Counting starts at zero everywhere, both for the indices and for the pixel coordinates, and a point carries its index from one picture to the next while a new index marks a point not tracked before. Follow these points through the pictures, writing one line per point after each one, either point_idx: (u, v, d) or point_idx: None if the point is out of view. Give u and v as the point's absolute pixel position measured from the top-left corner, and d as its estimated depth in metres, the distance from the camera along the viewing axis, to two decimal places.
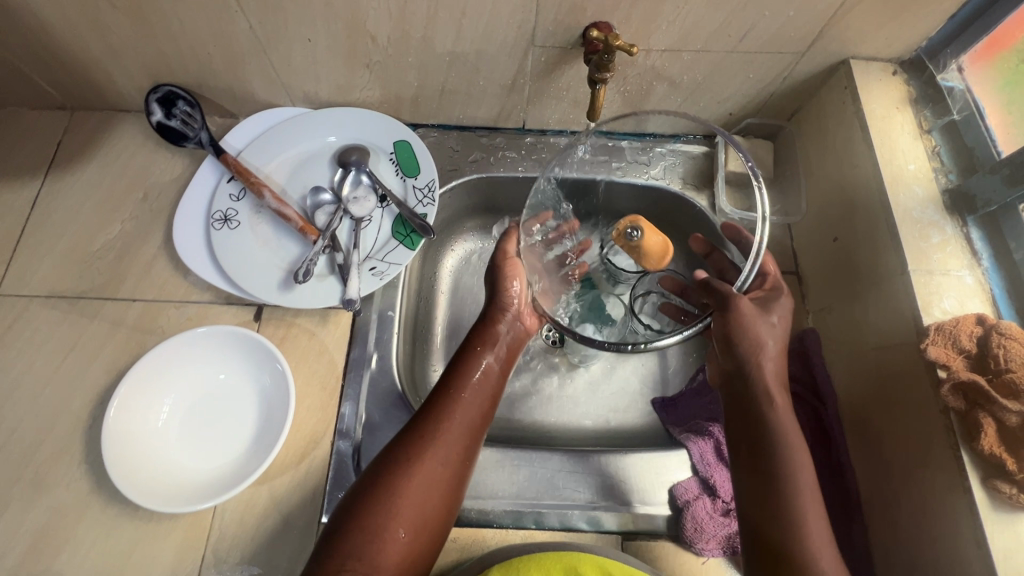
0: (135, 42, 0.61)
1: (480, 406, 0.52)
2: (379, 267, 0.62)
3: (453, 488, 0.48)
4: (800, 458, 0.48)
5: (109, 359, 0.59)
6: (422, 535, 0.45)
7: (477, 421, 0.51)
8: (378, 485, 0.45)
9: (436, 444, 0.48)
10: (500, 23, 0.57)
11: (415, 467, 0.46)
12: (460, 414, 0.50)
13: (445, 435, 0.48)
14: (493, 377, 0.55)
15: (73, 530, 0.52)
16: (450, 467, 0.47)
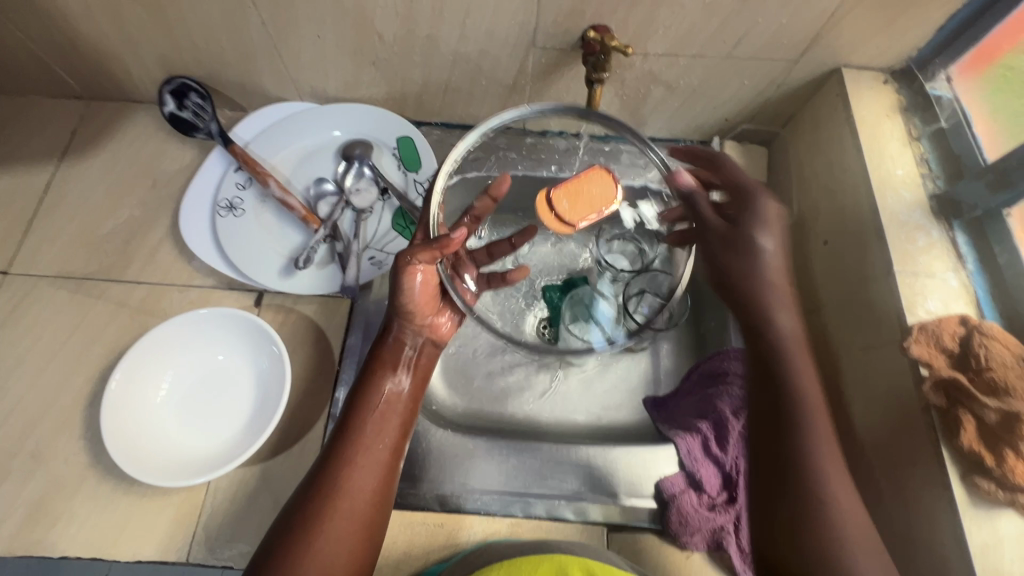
0: (152, 34, 0.63)
1: (383, 445, 0.49)
2: (378, 256, 0.63)
3: (366, 536, 0.46)
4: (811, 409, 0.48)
5: (111, 338, 0.61)
6: None
7: (387, 460, 0.49)
8: (279, 553, 0.43)
9: (335, 504, 0.46)
10: (502, 24, 0.59)
11: (315, 532, 0.44)
12: (368, 453, 0.48)
13: (347, 487, 0.46)
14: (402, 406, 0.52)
15: (68, 503, 0.54)
16: (358, 522, 0.46)
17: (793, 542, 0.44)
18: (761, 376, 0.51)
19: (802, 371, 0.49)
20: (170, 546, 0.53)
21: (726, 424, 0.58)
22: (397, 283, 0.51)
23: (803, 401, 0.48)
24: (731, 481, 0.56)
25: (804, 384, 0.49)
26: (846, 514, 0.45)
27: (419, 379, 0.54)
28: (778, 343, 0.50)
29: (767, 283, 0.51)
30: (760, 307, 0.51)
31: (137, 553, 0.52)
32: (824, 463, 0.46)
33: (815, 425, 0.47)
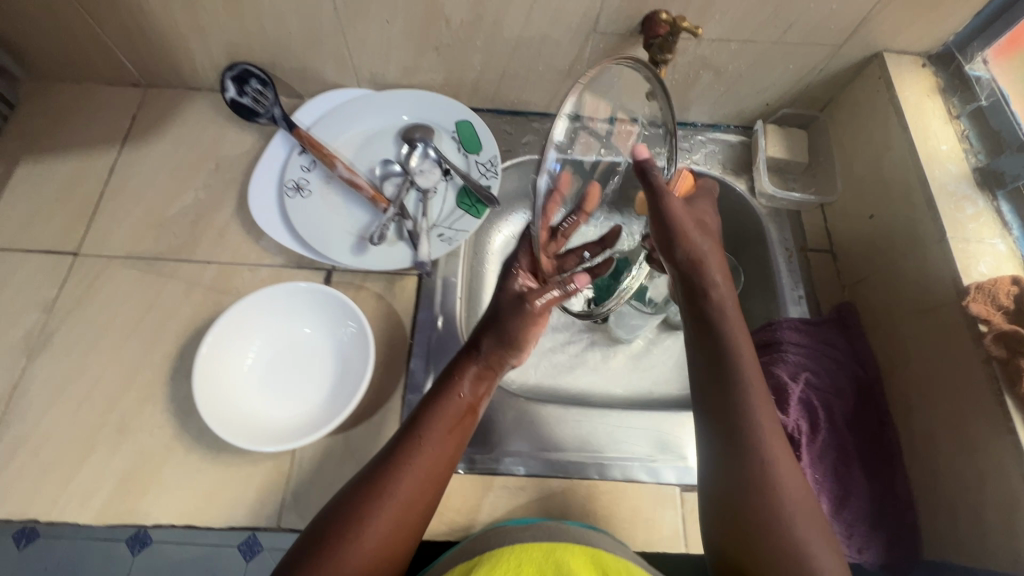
0: (223, 20, 0.65)
1: (441, 454, 0.48)
2: (447, 233, 0.65)
3: (405, 545, 0.45)
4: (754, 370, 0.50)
5: (187, 315, 0.62)
6: None
7: (442, 472, 0.48)
8: (325, 541, 0.43)
9: (387, 505, 0.44)
10: (567, 9, 0.61)
11: (363, 528, 0.43)
12: (424, 459, 0.47)
13: (400, 487, 0.45)
14: (465, 421, 0.51)
15: (158, 472, 0.55)
16: (400, 529, 0.44)
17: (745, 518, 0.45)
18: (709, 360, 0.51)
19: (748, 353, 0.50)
20: (259, 513, 0.54)
21: (784, 388, 0.60)
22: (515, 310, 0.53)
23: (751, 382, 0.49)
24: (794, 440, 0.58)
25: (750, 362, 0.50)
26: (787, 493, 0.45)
27: (485, 394, 0.54)
28: (719, 313, 0.52)
29: (702, 243, 0.52)
30: (700, 270, 0.52)
31: (228, 521, 0.53)
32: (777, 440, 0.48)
33: (755, 407, 0.48)
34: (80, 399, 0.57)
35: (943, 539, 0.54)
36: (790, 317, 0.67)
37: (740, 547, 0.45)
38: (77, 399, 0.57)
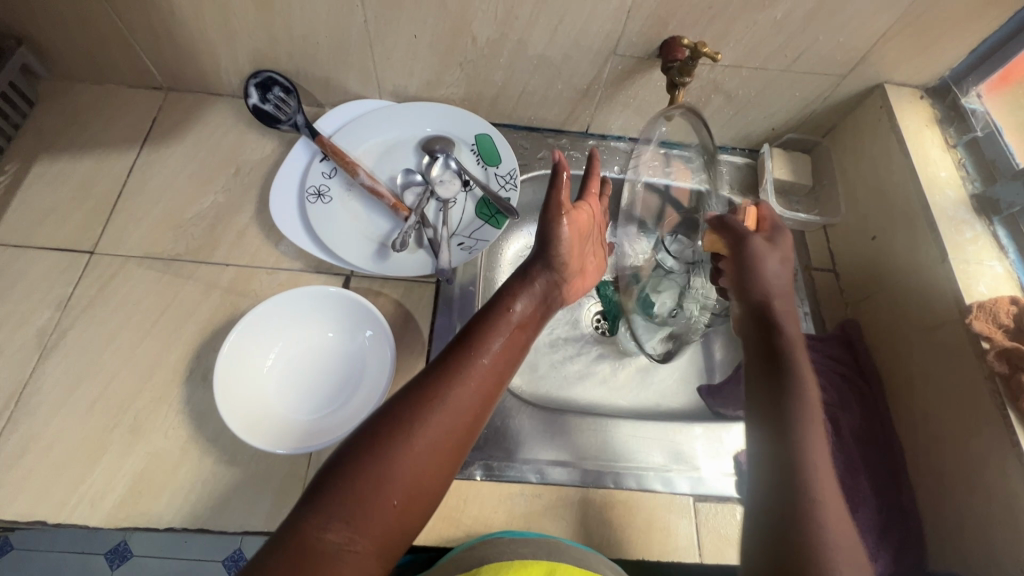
0: (253, 28, 0.66)
1: (491, 371, 0.48)
2: (467, 242, 0.66)
3: (453, 456, 0.45)
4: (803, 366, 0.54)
5: (204, 317, 0.62)
6: (417, 497, 0.42)
7: (491, 390, 0.48)
8: (374, 440, 0.43)
9: (440, 411, 0.44)
10: (590, 32, 0.64)
11: (416, 427, 0.43)
12: (476, 372, 0.47)
13: (452, 396, 0.46)
14: (515, 345, 0.51)
15: (171, 475, 0.54)
16: (450, 436, 0.44)
17: (775, 491, 0.46)
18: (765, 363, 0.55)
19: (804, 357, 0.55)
20: (275, 515, 0.53)
21: None
22: (552, 231, 0.58)
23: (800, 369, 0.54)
24: None
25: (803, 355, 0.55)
26: (821, 474, 0.47)
27: (533, 322, 0.55)
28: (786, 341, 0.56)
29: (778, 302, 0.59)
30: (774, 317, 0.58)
31: (244, 524, 0.53)
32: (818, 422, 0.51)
33: (805, 401, 0.51)
34: (93, 398, 0.57)
35: (949, 549, 0.55)
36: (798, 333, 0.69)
37: (775, 523, 0.45)
38: (90, 398, 0.57)
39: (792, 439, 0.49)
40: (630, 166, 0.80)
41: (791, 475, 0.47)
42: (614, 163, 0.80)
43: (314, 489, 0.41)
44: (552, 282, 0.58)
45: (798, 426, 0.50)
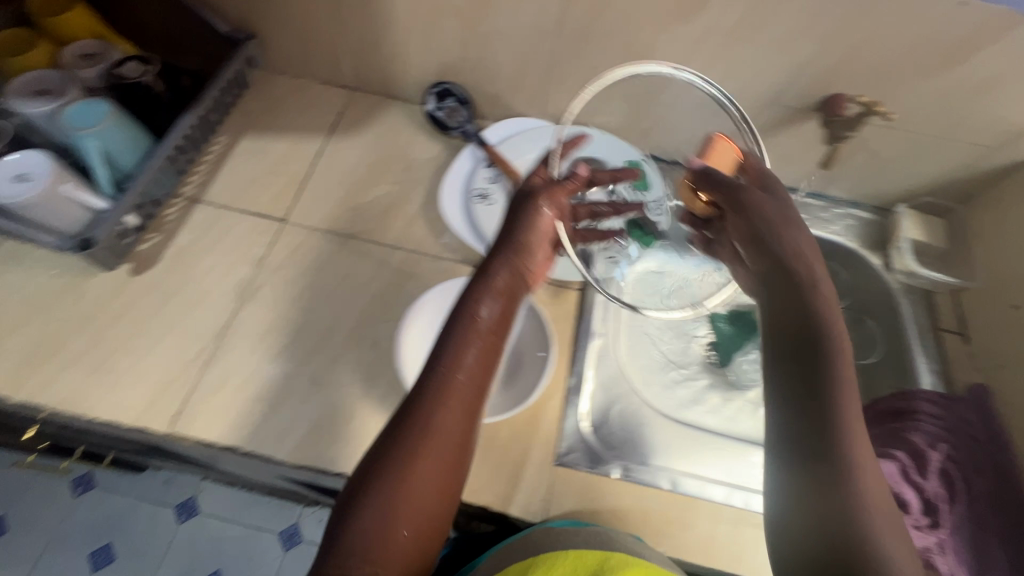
0: (451, 45, 0.75)
1: (468, 386, 0.45)
2: (617, 257, 0.71)
3: (448, 478, 0.44)
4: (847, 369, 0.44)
5: (376, 291, 0.69)
6: (429, 525, 0.42)
7: (475, 403, 0.45)
8: (372, 481, 0.42)
9: (428, 442, 0.43)
10: (758, 80, 0.69)
11: (410, 462, 0.42)
12: (456, 393, 0.45)
13: (438, 421, 0.44)
14: (491, 354, 0.47)
15: (343, 427, 0.59)
16: (444, 463, 0.43)
17: (823, 533, 0.39)
18: (801, 367, 0.46)
19: (842, 336, 0.46)
20: None
21: (924, 455, 0.65)
22: (525, 220, 0.53)
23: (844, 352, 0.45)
24: (932, 506, 0.62)
25: (835, 330, 0.46)
26: (870, 494, 0.40)
27: (505, 324, 0.50)
28: (826, 328, 0.46)
29: (800, 258, 0.51)
30: (796, 271, 0.50)
31: None
32: (854, 427, 0.42)
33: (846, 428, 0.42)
34: (281, 348, 0.64)
35: None
36: (928, 390, 0.71)
37: None
38: (278, 347, 0.63)
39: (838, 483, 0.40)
40: None
41: (842, 511, 0.39)
42: None
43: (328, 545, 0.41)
44: (518, 274, 0.52)
45: (844, 443, 0.42)
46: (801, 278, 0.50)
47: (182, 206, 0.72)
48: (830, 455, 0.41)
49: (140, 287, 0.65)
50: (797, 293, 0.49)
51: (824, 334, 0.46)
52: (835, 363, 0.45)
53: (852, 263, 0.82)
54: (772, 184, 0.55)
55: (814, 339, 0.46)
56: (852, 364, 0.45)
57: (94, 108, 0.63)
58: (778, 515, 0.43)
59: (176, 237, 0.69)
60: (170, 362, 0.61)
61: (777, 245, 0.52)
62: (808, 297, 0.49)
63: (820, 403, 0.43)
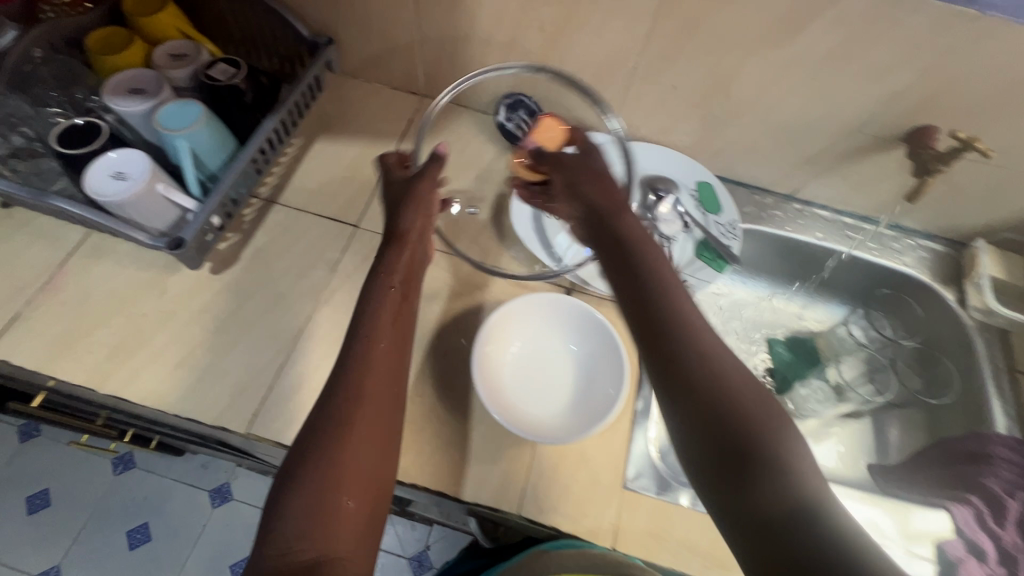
0: (529, 58, 0.74)
1: (387, 359, 0.52)
2: (689, 280, 0.72)
3: (376, 449, 0.47)
4: (687, 319, 0.47)
5: (447, 301, 0.69)
6: (368, 494, 0.45)
7: (394, 378, 0.51)
8: (306, 457, 0.45)
9: (355, 419, 0.47)
10: (845, 109, 0.68)
11: (344, 436, 0.46)
12: (375, 369, 0.50)
13: (366, 395, 0.49)
14: (391, 330, 0.54)
15: (416, 437, 0.60)
16: (376, 433, 0.48)
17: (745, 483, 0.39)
18: (648, 332, 0.48)
19: (675, 279, 0.51)
20: (503, 496, 0.58)
21: (1001, 503, 0.66)
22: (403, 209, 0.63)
23: (683, 306, 0.49)
24: (1013, 557, 0.63)
25: (664, 290, 0.50)
26: (775, 432, 0.41)
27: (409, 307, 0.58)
28: (662, 289, 0.50)
29: (632, 225, 0.57)
30: (641, 239, 0.55)
31: (475, 497, 0.58)
32: (736, 378, 0.44)
33: (720, 367, 0.44)
34: None
35: None
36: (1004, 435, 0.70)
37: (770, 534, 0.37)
38: None
39: (739, 424, 0.41)
40: (831, 235, 0.82)
41: (756, 451, 0.40)
42: (817, 230, 0.82)
43: (263, 534, 0.42)
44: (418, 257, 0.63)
45: (724, 386, 0.43)
46: (630, 245, 0.54)
47: (259, 207, 0.73)
48: (710, 411, 0.42)
49: (219, 285, 0.66)
50: (637, 264, 0.53)
51: (660, 295, 0.49)
52: (679, 313, 0.48)
53: (924, 297, 0.81)
54: (594, 160, 0.64)
55: (655, 295, 0.49)
56: (699, 317, 0.48)
57: (189, 111, 0.64)
58: (704, 498, 0.42)
59: (253, 238, 0.70)
60: (247, 362, 0.62)
61: (617, 221, 0.57)
62: (642, 266, 0.52)
63: (689, 359, 0.45)
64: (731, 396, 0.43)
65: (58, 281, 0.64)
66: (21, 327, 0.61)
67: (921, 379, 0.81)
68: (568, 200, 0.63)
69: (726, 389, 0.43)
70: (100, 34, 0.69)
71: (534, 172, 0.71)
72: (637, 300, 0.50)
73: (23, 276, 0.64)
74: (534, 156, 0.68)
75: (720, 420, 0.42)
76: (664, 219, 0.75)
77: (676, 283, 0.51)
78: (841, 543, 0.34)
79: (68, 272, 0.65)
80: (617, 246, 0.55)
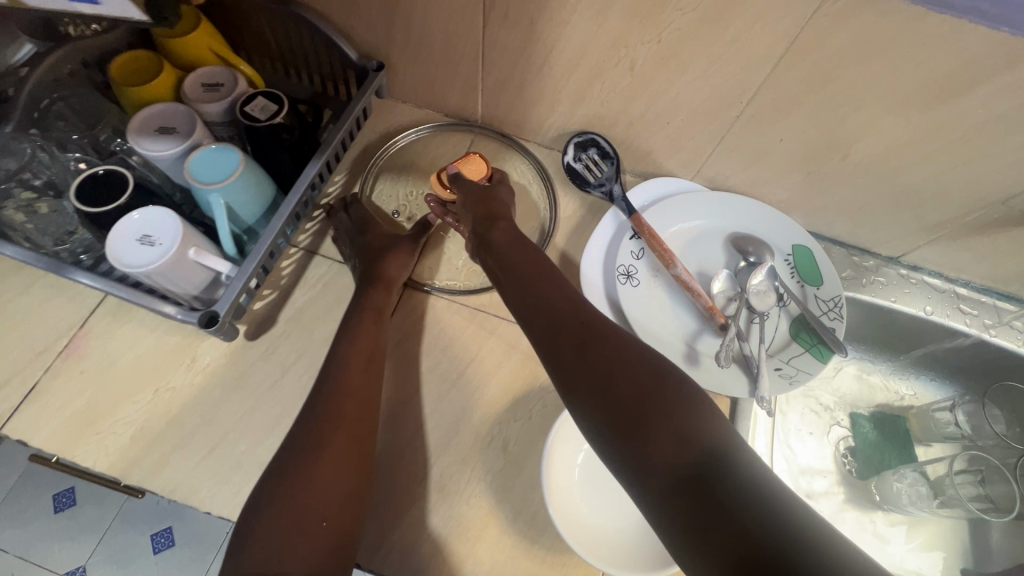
0: (610, 97, 0.64)
1: (358, 379, 0.53)
2: (786, 369, 0.62)
3: (356, 465, 0.48)
4: (585, 337, 0.46)
5: (506, 380, 0.61)
6: (345, 508, 0.46)
7: (370, 396, 0.53)
8: (286, 470, 0.46)
9: (332, 436, 0.48)
10: (992, 178, 0.57)
11: (319, 450, 0.47)
12: (347, 381, 0.52)
13: (334, 409, 0.50)
14: (366, 355, 0.55)
15: (472, 547, 0.54)
16: (354, 450, 0.49)
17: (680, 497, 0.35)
18: (556, 362, 0.46)
19: (569, 289, 0.51)
20: None
21: None
22: (369, 250, 0.62)
23: (572, 294, 0.50)
24: None
25: (544, 282, 0.51)
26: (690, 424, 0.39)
27: (380, 348, 0.57)
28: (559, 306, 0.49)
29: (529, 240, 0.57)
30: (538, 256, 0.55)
31: None
32: (622, 347, 0.45)
33: (622, 376, 0.42)
34: (404, 442, 0.57)
35: None
36: None
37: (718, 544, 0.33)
38: (402, 441, 0.57)
39: (655, 433, 0.38)
40: (943, 310, 0.71)
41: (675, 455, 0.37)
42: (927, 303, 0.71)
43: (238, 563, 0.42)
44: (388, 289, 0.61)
45: (638, 394, 0.41)
46: (526, 263, 0.54)
47: (298, 257, 0.65)
48: (602, 383, 0.42)
49: (254, 354, 0.59)
50: (532, 284, 0.52)
51: (561, 316, 0.48)
52: (578, 329, 0.46)
53: None
54: (500, 189, 0.64)
55: (554, 317, 0.48)
56: (578, 305, 0.49)
57: (225, 158, 0.56)
58: (619, 477, 0.39)
59: (292, 296, 0.63)
60: None
61: (504, 231, 0.57)
62: (540, 286, 0.51)
63: (584, 340, 0.45)
64: (641, 401, 0.40)
65: (79, 345, 0.58)
66: (43, 398, 0.55)
67: None
68: (466, 221, 0.61)
69: (638, 396, 0.41)
70: (124, 60, 0.60)
71: (441, 186, 0.65)
72: (540, 337, 0.48)
73: (42, 337, 0.58)
74: (447, 177, 0.64)
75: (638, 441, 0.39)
76: (759, 292, 0.65)
77: (573, 297, 0.50)
78: (748, 480, 0.35)
79: (90, 333, 0.59)
80: (514, 265, 0.54)
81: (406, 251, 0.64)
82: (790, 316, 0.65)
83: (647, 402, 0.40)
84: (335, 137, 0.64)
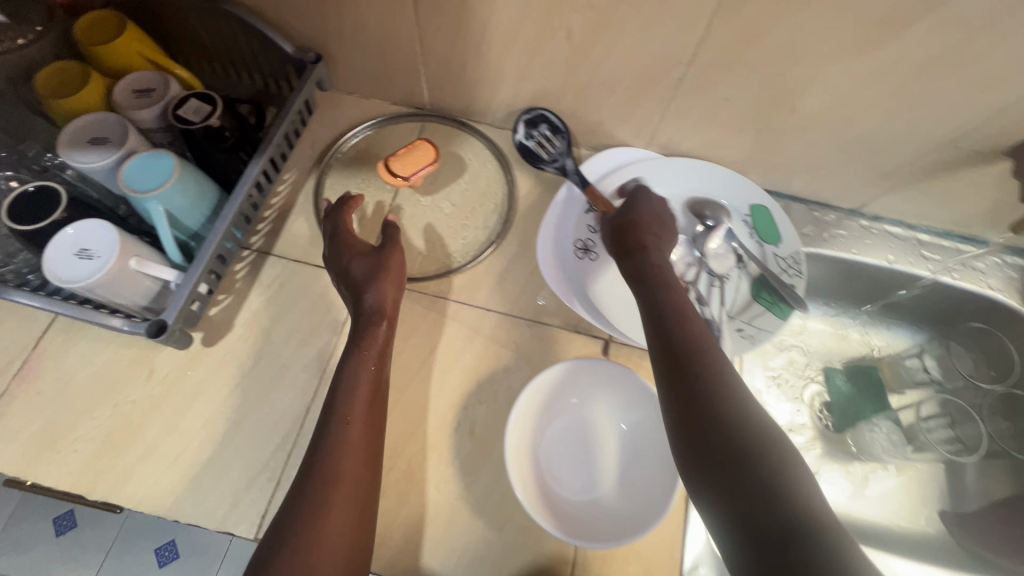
0: (553, 70, 0.63)
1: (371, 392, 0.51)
2: (748, 329, 0.63)
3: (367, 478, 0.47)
4: (710, 362, 0.45)
5: (470, 364, 0.61)
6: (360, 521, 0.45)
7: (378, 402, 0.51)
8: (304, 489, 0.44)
9: (346, 450, 0.46)
10: (939, 120, 0.56)
11: (335, 464, 0.46)
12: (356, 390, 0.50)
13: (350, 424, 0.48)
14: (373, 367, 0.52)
15: (443, 532, 0.54)
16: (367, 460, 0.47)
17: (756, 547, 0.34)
18: (667, 374, 0.45)
19: (694, 315, 0.49)
20: None
21: None
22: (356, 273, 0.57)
23: (690, 323, 0.48)
24: None
25: (677, 304, 0.50)
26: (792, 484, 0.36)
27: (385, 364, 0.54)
28: (682, 327, 0.48)
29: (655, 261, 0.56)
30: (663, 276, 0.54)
31: None
32: (739, 388, 0.43)
33: (737, 412, 0.41)
34: None
35: None
36: None
37: None
38: None
39: (752, 476, 0.37)
40: (906, 258, 0.72)
41: (759, 502, 0.35)
42: (890, 251, 0.72)
43: None
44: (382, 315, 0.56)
45: (745, 434, 0.39)
46: (655, 280, 0.53)
47: (251, 259, 0.64)
48: (709, 413, 0.41)
49: (212, 360, 0.59)
50: (660, 299, 0.51)
51: (681, 333, 0.47)
52: (697, 353, 0.45)
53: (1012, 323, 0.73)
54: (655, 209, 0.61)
55: (674, 333, 0.47)
56: (708, 335, 0.47)
57: (160, 163, 0.54)
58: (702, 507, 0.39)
59: (248, 299, 0.62)
60: (249, 453, 0.55)
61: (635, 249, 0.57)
62: (660, 301, 0.51)
63: (699, 371, 0.44)
64: (747, 444, 0.38)
65: (34, 366, 0.58)
66: (2, 422, 0.55)
67: (1010, 424, 0.74)
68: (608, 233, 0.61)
69: (744, 439, 0.39)
70: (49, 71, 0.59)
71: (392, 174, 0.64)
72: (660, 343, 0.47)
73: None
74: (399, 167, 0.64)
75: (733, 478, 0.37)
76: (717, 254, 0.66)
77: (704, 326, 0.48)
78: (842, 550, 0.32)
79: (45, 354, 0.58)
80: (642, 278, 0.54)
81: (397, 270, 0.59)
82: (751, 276, 0.65)
83: (753, 449, 0.38)
84: (277, 134, 0.63)
